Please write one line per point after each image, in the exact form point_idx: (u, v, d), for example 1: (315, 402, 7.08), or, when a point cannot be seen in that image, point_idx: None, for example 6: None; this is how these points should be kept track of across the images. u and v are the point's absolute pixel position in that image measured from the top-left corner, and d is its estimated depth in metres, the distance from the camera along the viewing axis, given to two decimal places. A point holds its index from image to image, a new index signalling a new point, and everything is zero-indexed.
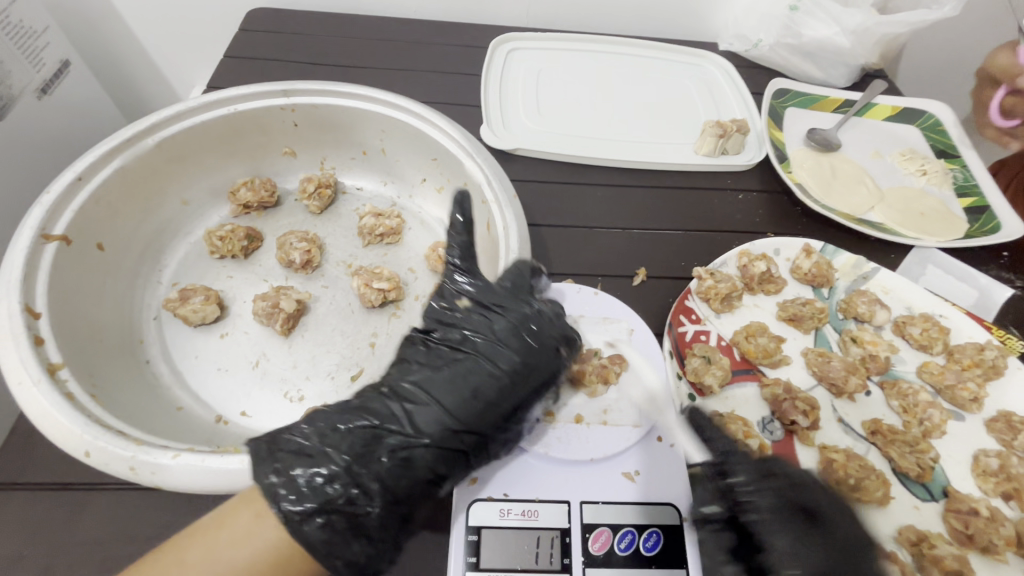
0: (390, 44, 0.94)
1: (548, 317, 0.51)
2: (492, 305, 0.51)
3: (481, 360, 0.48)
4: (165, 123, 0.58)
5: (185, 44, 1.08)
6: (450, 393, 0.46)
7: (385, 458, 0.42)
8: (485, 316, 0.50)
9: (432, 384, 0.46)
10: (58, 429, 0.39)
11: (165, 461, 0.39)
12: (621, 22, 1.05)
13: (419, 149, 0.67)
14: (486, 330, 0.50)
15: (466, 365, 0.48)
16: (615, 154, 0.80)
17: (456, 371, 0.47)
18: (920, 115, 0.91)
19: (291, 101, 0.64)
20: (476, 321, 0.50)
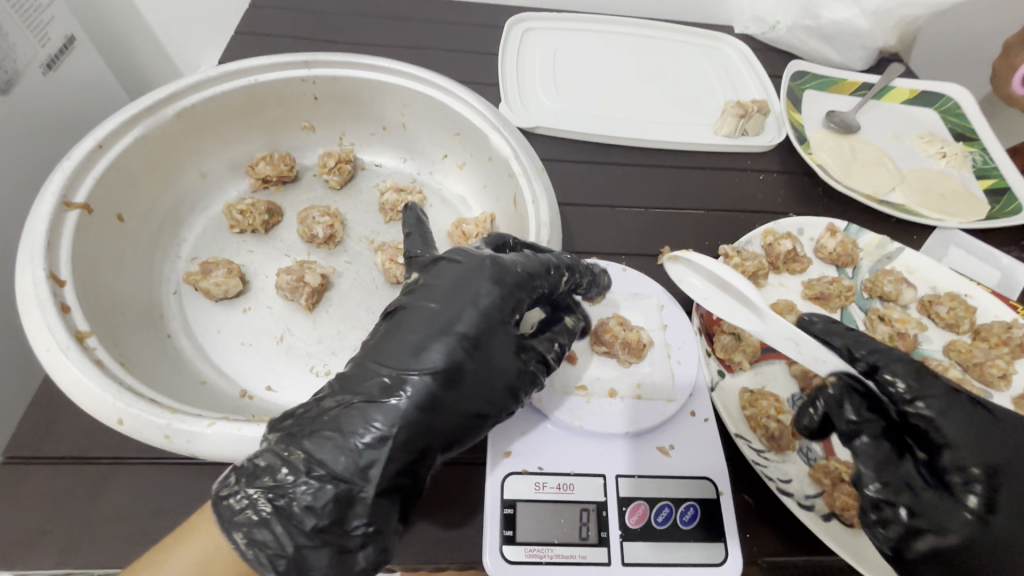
0: (404, 22, 0.92)
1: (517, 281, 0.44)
2: (463, 268, 0.43)
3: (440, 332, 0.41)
4: (184, 92, 0.57)
5: (192, 22, 1.06)
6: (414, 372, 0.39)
7: (356, 455, 0.37)
8: (455, 278, 0.43)
9: (396, 361, 0.40)
10: (90, 396, 0.39)
11: (200, 429, 0.38)
12: (637, 3, 1.04)
13: (442, 124, 0.66)
14: (448, 300, 0.42)
15: (420, 341, 0.40)
16: (637, 134, 0.79)
17: (419, 347, 0.40)
18: (937, 98, 0.91)
19: (312, 73, 0.62)
20: (443, 286, 0.43)
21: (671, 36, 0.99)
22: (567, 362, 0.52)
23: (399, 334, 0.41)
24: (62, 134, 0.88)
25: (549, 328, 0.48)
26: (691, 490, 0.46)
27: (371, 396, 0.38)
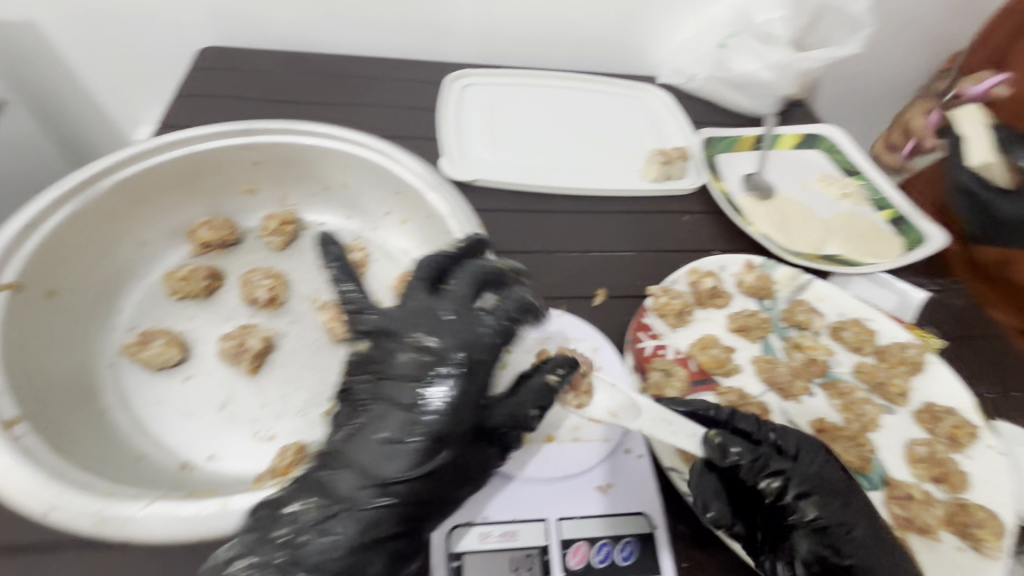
0: (345, 80, 0.96)
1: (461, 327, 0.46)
2: (412, 328, 0.46)
3: (396, 399, 0.43)
4: (120, 166, 0.58)
5: (131, 82, 1.06)
6: (371, 443, 0.41)
7: (313, 539, 0.38)
8: (406, 339, 0.45)
9: (355, 439, 0.42)
10: (17, 488, 0.39)
11: (135, 513, 0.39)
12: (568, 58, 1.12)
13: (382, 183, 0.69)
14: (399, 364, 0.44)
15: (391, 443, 0.41)
16: (571, 182, 0.85)
17: (377, 418, 0.43)
18: (818, 138, 1.00)
19: (252, 140, 0.65)
20: (408, 353, 0.45)
21: (602, 90, 1.06)
22: None
23: (375, 428, 0.42)
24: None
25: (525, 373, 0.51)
26: (628, 526, 0.49)
27: (361, 501, 0.39)
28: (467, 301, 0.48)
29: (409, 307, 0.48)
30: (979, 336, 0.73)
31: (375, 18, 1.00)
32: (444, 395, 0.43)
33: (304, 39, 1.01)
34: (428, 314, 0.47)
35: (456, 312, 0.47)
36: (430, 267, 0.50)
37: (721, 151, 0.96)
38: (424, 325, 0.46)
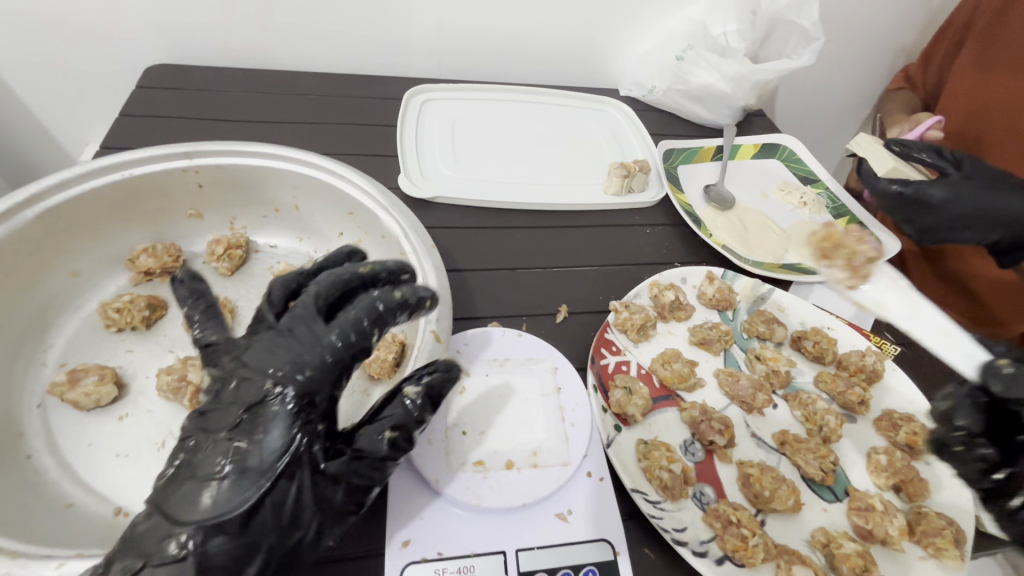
0: (302, 97, 0.94)
1: (300, 349, 0.42)
2: (251, 356, 0.43)
3: (220, 434, 0.40)
4: (48, 192, 0.55)
5: (78, 103, 1.02)
6: (192, 483, 0.39)
7: None
8: (242, 369, 0.42)
9: (178, 482, 0.39)
10: None
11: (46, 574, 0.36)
12: (530, 72, 1.11)
13: (334, 204, 0.67)
14: (231, 395, 0.42)
15: (209, 473, 0.39)
16: (532, 198, 0.84)
17: (202, 456, 0.40)
18: (776, 148, 1.02)
19: (194, 163, 0.63)
20: (243, 384, 0.42)
21: (564, 104, 1.07)
22: (465, 437, 0.52)
23: (198, 467, 0.39)
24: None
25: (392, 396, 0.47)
26: (588, 554, 0.47)
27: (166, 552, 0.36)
28: (312, 318, 0.43)
29: (254, 334, 0.45)
30: None
31: (331, 34, 0.98)
32: (274, 414, 0.40)
33: (259, 56, 0.99)
34: (269, 342, 0.43)
35: (296, 331, 0.43)
36: (281, 288, 0.47)
37: (682, 162, 0.97)
38: (265, 353, 0.43)
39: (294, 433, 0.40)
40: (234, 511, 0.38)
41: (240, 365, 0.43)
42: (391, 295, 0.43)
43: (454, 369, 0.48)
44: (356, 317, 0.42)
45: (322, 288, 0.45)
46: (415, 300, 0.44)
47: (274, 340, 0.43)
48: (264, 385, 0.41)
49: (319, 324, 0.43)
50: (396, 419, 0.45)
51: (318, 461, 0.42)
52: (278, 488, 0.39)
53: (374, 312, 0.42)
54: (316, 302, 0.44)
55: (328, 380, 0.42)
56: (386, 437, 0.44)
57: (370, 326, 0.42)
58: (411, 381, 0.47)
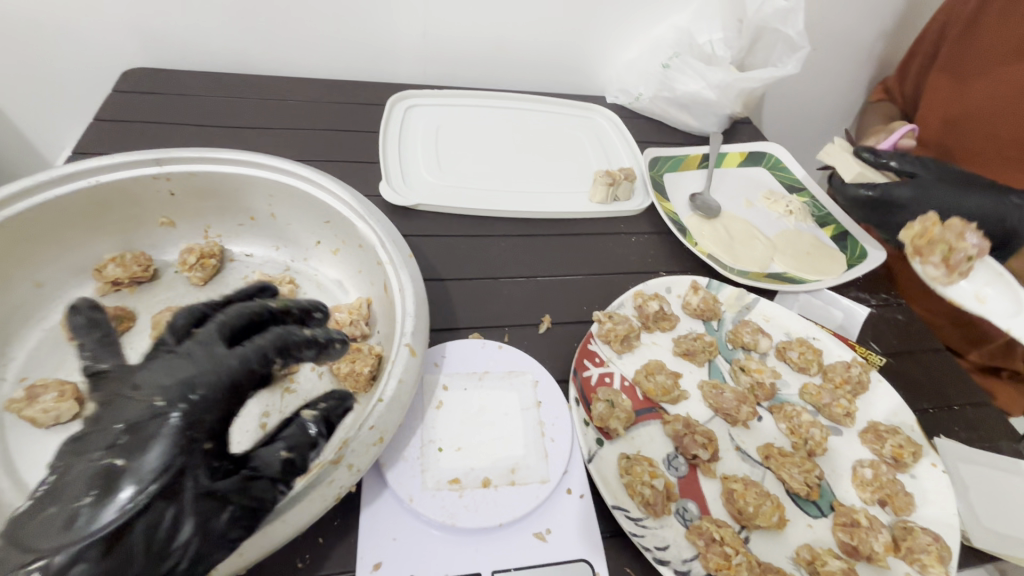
0: (283, 103, 0.92)
1: (203, 363, 0.40)
2: (142, 374, 0.39)
3: (95, 452, 0.35)
4: (9, 201, 0.53)
5: (54, 108, 1.00)
6: (53, 510, 0.33)
7: None
8: (129, 386, 0.39)
9: (34, 512, 0.33)
10: None
11: None
12: (515, 78, 1.11)
13: (310, 212, 0.65)
14: (113, 413, 0.37)
15: (70, 499, 0.33)
16: (516, 206, 0.83)
17: (69, 479, 0.34)
18: (761, 156, 1.02)
19: (164, 170, 0.61)
20: (131, 399, 0.37)
21: (550, 111, 1.06)
22: (441, 454, 0.51)
23: (63, 490, 0.34)
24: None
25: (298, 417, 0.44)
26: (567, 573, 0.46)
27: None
28: (216, 339, 0.42)
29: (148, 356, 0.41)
30: (921, 350, 0.74)
31: (313, 39, 0.97)
32: (156, 427, 0.36)
33: (241, 62, 0.98)
34: (162, 360, 0.40)
35: (193, 351, 0.40)
36: (181, 318, 0.43)
37: (668, 170, 0.96)
38: (159, 369, 0.40)
39: (180, 447, 0.36)
40: (96, 531, 0.32)
41: (127, 384, 0.39)
42: (300, 331, 0.45)
43: (345, 395, 0.46)
44: (267, 343, 0.43)
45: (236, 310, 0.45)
46: (325, 340, 0.46)
47: (171, 357, 0.40)
48: (149, 402, 0.37)
49: (222, 344, 0.42)
50: (293, 438, 0.42)
51: (205, 484, 0.37)
52: (153, 509, 0.34)
53: (281, 340, 0.44)
54: (223, 328, 0.43)
55: (222, 402, 0.39)
56: (284, 457, 0.41)
57: (275, 355, 0.43)
58: (309, 407, 0.44)
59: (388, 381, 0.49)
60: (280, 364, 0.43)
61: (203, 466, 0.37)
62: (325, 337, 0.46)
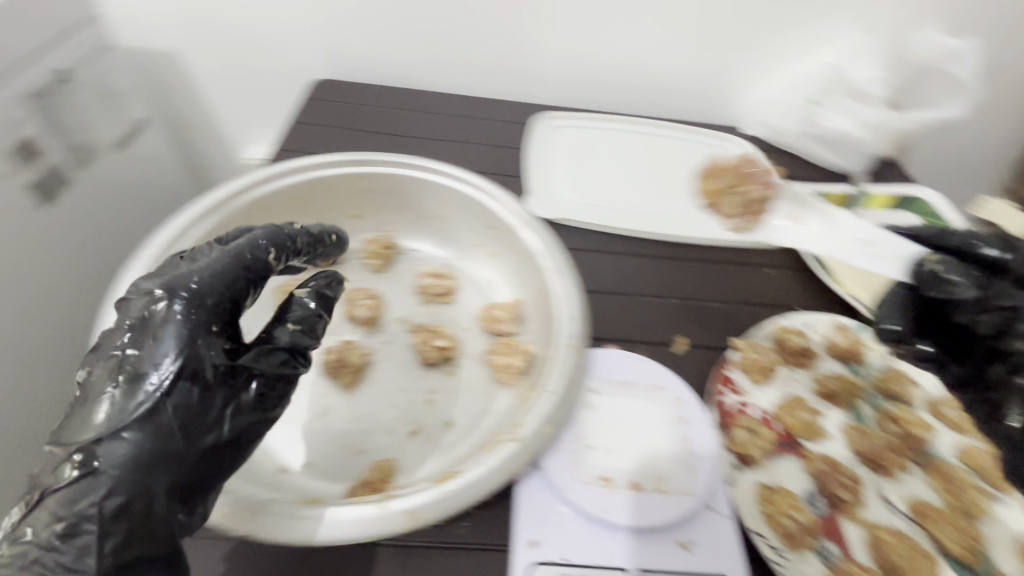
0: (442, 116, 1.02)
1: (197, 262, 0.45)
2: (151, 278, 0.44)
3: (119, 348, 0.41)
4: (255, 186, 0.65)
5: (250, 109, 1.18)
6: (96, 399, 0.40)
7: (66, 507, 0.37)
8: (138, 288, 0.44)
9: (87, 400, 0.40)
10: None
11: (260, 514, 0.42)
12: (652, 104, 1.14)
13: (477, 218, 0.72)
14: (131, 311, 0.43)
15: (105, 385, 0.40)
16: (653, 228, 0.86)
17: (100, 373, 0.40)
18: (912, 200, 0.96)
19: (366, 171, 0.70)
20: (133, 301, 0.43)
21: (686, 138, 1.08)
22: (592, 452, 0.54)
23: (103, 382, 0.40)
24: (116, 205, 0.96)
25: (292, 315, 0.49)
26: None
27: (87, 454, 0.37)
28: (224, 242, 0.48)
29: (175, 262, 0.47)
30: None
31: (473, 60, 1.07)
32: (150, 319, 0.41)
33: (408, 78, 1.10)
34: (169, 266, 0.45)
35: (236, 253, 0.46)
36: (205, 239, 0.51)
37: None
38: (171, 270, 0.45)
39: (191, 340, 0.41)
40: (133, 417, 0.38)
41: (135, 285, 0.44)
42: (286, 228, 0.52)
43: (336, 274, 0.54)
44: (258, 240, 0.48)
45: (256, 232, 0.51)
46: (302, 236, 0.54)
47: (183, 261, 0.46)
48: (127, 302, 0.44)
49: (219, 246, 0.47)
50: (298, 316, 0.49)
51: (224, 364, 0.42)
52: (178, 389, 0.39)
53: (271, 238, 0.49)
54: (223, 238, 0.49)
55: (229, 296, 0.44)
56: (296, 331, 0.48)
57: (266, 245, 0.48)
58: (300, 289, 0.52)
59: (554, 374, 0.53)
60: (272, 250, 0.48)
61: (217, 352, 0.42)
62: (320, 232, 0.58)
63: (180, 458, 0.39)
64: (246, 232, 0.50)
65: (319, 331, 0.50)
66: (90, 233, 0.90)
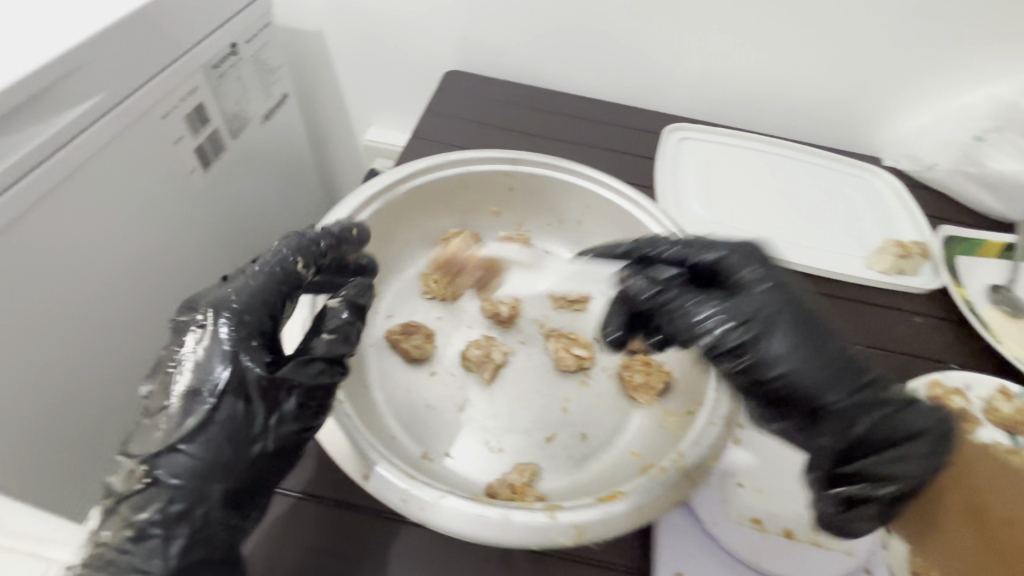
0: (571, 118, 1.01)
1: (235, 282, 0.45)
2: (198, 298, 0.45)
3: (173, 365, 0.42)
4: (415, 174, 0.66)
5: (379, 94, 1.21)
6: (158, 415, 0.41)
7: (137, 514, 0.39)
8: (190, 309, 0.44)
9: (150, 415, 0.42)
10: (344, 455, 0.45)
11: (435, 500, 0.41)
12: (785, 125, 1.08)
13: (619, 227, 0.71)
14: (183, 333, 0.43)
15: (163, 402, 0.41)
16: (789, 257, 0.82)
17: (161, 390, 0.42)
18: None
19: (516, 169, 0.70)
20: (182, 323, 0.43)
21: (823, 165, 1.02)
22: (741, 491, 0.52)
23: (163, 397, 0.41)
24: (258, 175, 1.02)
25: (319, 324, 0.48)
26: None
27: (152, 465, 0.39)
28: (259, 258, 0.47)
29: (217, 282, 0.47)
30: None
31: (604, 63, 1.05)
32: (193, 346, 0.41)
33: (539, 77, 1.09)
34: (213, 286, 0.46)
35: (252, 270, 0.46)
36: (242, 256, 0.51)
37: (961, 253, 0.86)
38: (212, 291, 0.45)
39: (234, 353, 0.41)
40: (183, 433, 0.39)
41: (188, 305, 0.45)
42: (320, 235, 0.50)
43: (366, 281, 0.52)
44: (286, 252, 0.47)
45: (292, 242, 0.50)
46: (342, 234, 0.51)
47: (224, 282, 0.46)
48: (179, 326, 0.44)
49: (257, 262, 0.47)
50: (335, 325, 0.47)
51: (265, 376, 0.42)
52: (227, 401, 0.41)
53: (301, 250, 0.48)
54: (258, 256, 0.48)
55: (259, 307, 0.44)
56: (328, 339, 0.46)
57: (297, 258, 0.47)
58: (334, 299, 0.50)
59: (717, 406, 0.50)
60: (301, 261, 0.47)
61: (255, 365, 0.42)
62: (349, 236, 0.53)
63: (230, 469, 0.41)
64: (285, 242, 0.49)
65: (353, 337, 0.48)
66: (238, 200, 0.96)
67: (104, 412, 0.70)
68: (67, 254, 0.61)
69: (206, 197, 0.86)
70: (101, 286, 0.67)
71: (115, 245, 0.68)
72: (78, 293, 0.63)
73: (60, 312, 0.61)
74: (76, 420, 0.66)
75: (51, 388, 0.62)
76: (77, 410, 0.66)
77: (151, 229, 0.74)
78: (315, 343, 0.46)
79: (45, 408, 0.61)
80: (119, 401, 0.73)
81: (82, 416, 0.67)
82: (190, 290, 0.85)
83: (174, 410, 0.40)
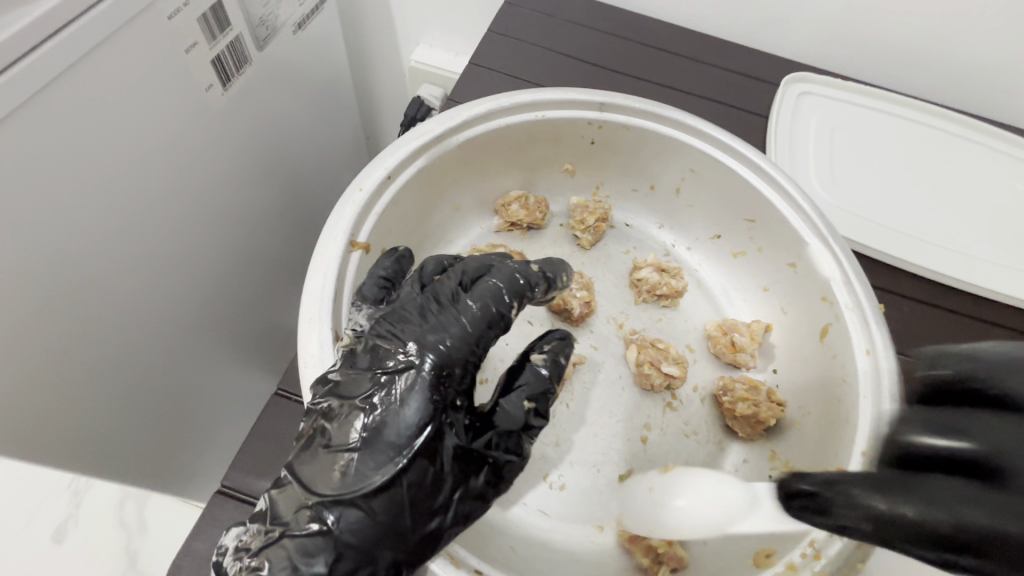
0: (667, 56, 0.81)
1: (441, 309, 0.34)
2: (392, 317, 0.34)
3: (365, 390, 0.31)
4: (475, 120, 0.50)
5: (430, 6, 1.01)
6: (336, 447, 0.30)
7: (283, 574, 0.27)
8: (385, 328, 0.34)
9: (324, 442, 0.30)
10: None
11: None
12: (934, 85, 0.85)
13: (731, 204, 0.55)
14: (382, 354, 0.33)
15: (344, 437, 0.30)
16: (932, 261, 0.65)
17: (342, 419, 0.31)
18: None
19: (603, 117, 0.54)
20: (378, 342, 0.33)
21: (982, 135, 0.80)
22: None
23: (346, 426, 0.30)
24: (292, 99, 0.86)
25: (508, 379, 0.37)
26: None
27: (324, 508, 0.28)
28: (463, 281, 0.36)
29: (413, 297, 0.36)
30: None
31: None
32: (391, 387, 0.31)
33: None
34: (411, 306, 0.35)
35: (462, 305, 0.34)
36: (434, 264, 0.39)
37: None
38: (410, 310, 0.34)
39: (440, 408, 0.31)
40: (371, 489, 0.28)
41: (382, 321, 0.34)
42: (531, 267, 0.37)
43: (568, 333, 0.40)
44: (500, 286, 0.35)
45: (495, 262, 0.37)
46: (554, 274, 0.39)
47: (427, 301, 0.35)
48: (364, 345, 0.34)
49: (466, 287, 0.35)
50: (532, 389, 0.36)
51: (462, 443, 0.32)
52: (420, 465, 0.30)
53: (516, 286, 0.36)
54: (463, 279, 0.36)
55: (466, 349, 0.33)
56: (528, 409, 0.35)
57: (509, 297, 0.35)
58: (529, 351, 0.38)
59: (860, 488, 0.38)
60: (516, 307, 0.35)
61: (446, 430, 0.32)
62: (555, 268, 0.39)
63: (410, 543, 0.29)
64: (492, 267, 0.37)
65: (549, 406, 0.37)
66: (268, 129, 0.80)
67: (129, 378, 0.62)
68: (57, 201, 0.48)
69: (232, 127, 0.71)
70: (109, 236, 0.54)
71: (126, 184, 0.55)
72: (78, 246, 0.51)
73: (53, 271, 0.49)
74: (98, 390, 0.58)
75: (57, 358, 0.52)
76: (84, 380, 0.55)
77: (167, 163, 0.60)
78: (509, 405, 0.35)
79: (53, 383, 0.52)
80: (145, 362, 0.63)
81: (99, 387, 0.58)
82: (220, 236, 0.73)
83: (366, 453, 0.29)
